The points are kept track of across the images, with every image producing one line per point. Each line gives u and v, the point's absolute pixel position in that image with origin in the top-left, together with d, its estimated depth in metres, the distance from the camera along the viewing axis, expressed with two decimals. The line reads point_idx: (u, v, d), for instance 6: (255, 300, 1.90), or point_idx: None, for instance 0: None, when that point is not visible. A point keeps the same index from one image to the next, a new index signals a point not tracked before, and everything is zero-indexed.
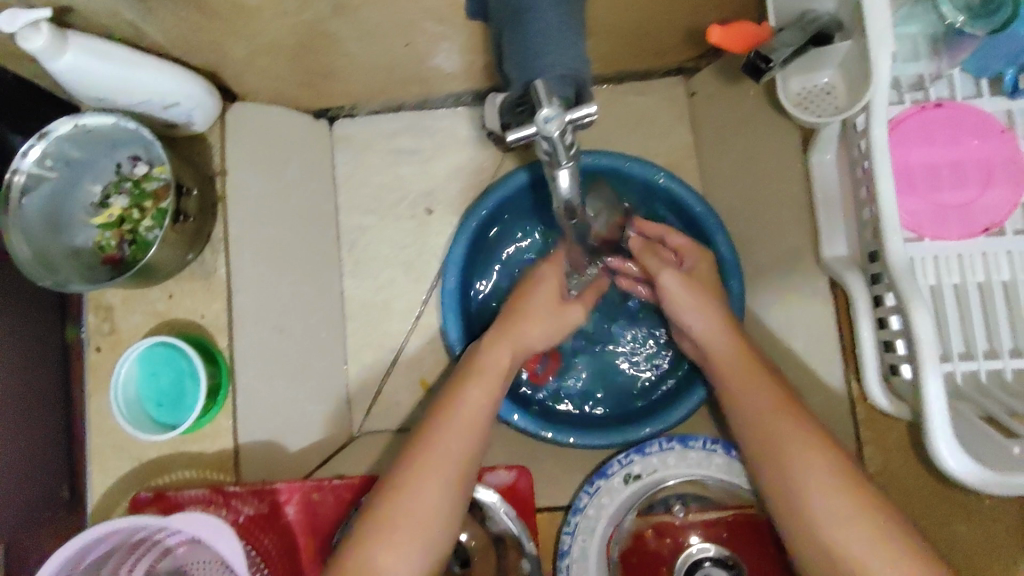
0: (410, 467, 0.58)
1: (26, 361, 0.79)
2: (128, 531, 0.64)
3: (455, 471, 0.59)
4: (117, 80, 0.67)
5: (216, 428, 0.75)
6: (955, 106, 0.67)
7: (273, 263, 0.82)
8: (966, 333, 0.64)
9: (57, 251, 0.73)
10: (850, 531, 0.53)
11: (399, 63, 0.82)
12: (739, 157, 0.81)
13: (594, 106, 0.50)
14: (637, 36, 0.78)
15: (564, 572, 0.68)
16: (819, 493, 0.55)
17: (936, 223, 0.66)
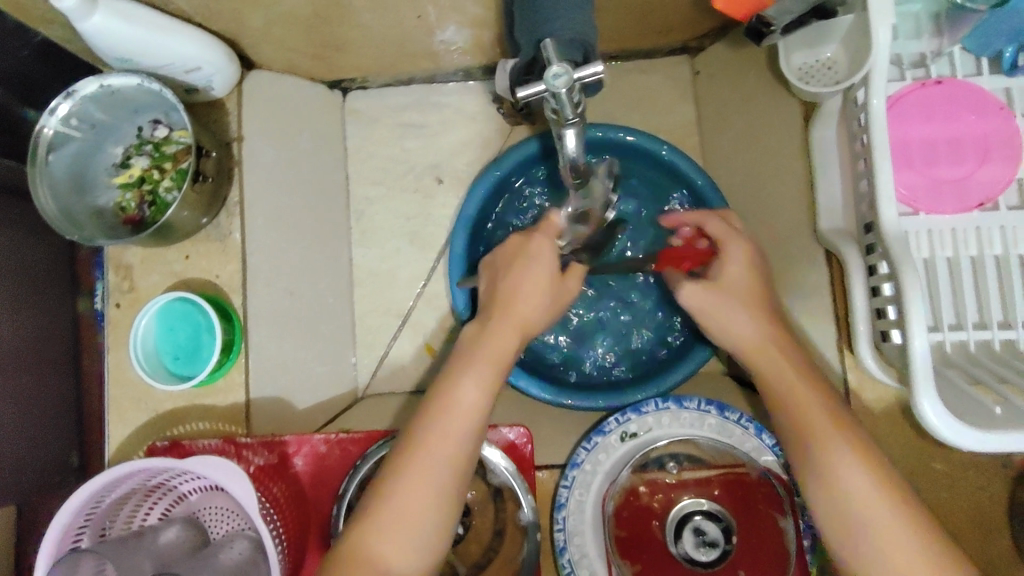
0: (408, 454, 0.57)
1: (43, 331, 0.85)
2: (146, 474, 0.68)
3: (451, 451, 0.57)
4: (142, 42, 0.69)
5: (229, 383, 0.78)
6: (953, 83, 0.69)
7: (284, 228, 0.85)
8: (958, 305, 0.66)
9: (81, 208, 0.76)
10: (884, 524, 0.53)
11: (410, 37, 0.84)
12: (741, 135, 0.83)
13: (600, 66, 0.52)
14: (644, 12, 0.80)
15: (560, 523, 0.71)
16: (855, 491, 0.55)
17: (931, 198, 0.67)
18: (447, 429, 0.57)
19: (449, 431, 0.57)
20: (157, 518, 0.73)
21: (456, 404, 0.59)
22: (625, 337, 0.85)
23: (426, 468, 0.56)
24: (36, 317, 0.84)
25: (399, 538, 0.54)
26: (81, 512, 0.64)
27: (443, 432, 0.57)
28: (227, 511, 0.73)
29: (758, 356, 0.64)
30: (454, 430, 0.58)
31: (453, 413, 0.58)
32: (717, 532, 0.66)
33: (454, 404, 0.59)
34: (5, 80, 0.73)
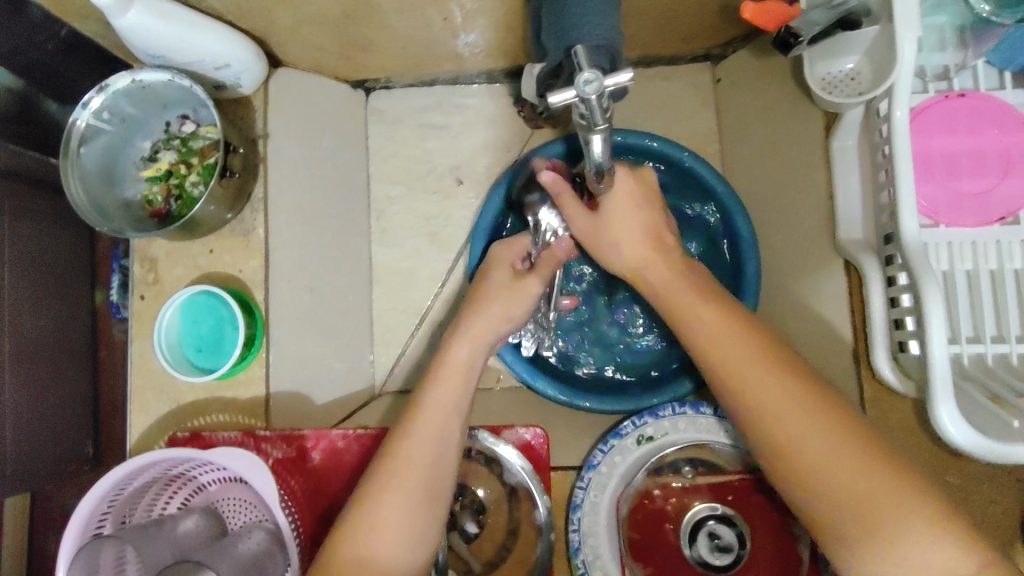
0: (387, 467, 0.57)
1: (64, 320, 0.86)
2: (167, 464, 0.69)
3: (430, 456, 0.58)
4: (174, 38, 0.70)
5: (249, 376, 0.79)
6: (977, 97, 0.69)
7: (306, 226, 0.86)
8: (976, 318, 0.66)
9: (110, 200, 0.78)
10: (886, 503, 0.51)
11: (434, 38, 0.85)
12: (761, 143, 0.83)
13: (630, 72, 0.52)
14: (668, 20, 0.81)
15: (575, 523, 0.71)
16: (854, 475, 0.52)
17: (952, 211, 0.68)
18: (430, 430, 0.59)
19: (420, 443, 0.58)
20: (177, 508, 0.73)
21: (438, 404, 0.60)
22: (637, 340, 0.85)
23: (416, 467, 0.57)
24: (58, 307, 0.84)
25: (390, 546, 0.55)
26: (104, 500, 0.66)
27: (427, 433, 0.59)
28: (244, 502, 0.73)
29: (678, 293, 0.64)
30: (435, 444, 0.59)
31: (432, 426, 0.59)
32: (731, 536, 0.67)
33: (435, 405, 0.60)
34: (30, 72, 0.73)
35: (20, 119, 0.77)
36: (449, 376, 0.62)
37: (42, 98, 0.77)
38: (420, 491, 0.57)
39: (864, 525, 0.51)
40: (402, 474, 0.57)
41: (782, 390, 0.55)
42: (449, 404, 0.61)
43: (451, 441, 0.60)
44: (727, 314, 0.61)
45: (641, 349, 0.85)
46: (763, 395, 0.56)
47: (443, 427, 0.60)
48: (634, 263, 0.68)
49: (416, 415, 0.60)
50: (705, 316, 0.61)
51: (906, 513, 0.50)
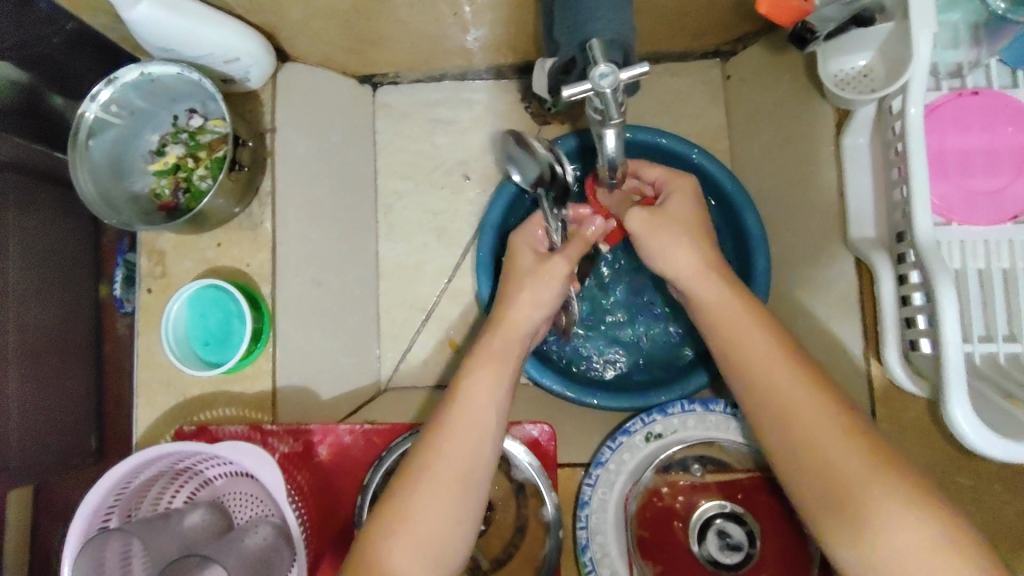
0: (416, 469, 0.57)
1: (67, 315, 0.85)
2: (174, 458, 0.69)
3: (461, 463, 0.57)
4: (185, 31, 0.70)
5: (257, 370, 0.79)
6: (991, 94, 0.68)
7: (313, 220, 0.85)
8: (988, 318, 0.65)
9: (118, 194, 0.78)
10: (895, 503, 0.50)
11: (443, 33, 0.85)
12: (771, 140, 0.82)
13: (647, 66, 0.51)
14: (678, 16, 0.80)
15: (583, 520, 0.71)
16: (866, 476, 0.51)
17: (965, 208, 0.67)
18: (462, 434, 0.58)
19: (450, 449, 0.57)
20: (183, 502, 0.73)
21: (476, 401, 0.60)
22: (644, 337, 0.85)
23: (449, 467, 0.56)
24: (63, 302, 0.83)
25: (412, 553, 0.54)
26: (111, 493, 0.66)
27: (462, 431, 0.58)
28: (250, 497, 0.73)
29: (691, 289, 0.64)
30: (466, 450, 0.58)
31: (465, 433, 0.58)
32: (740, 535, 0.67)
33: (471, 403, 0.60)
34: (37, 66, 0.73)
35: (29, 115, 0.76)
36: (484, 372, 0.61)
37: (48, 93, 0.77)
38: (452, 493, 0.56)
39: (890, 532, 0.49)
40: (431, 478, 0.56)
41: (794, 388, 0.56)
42: (485, 401, 0.60)
43: (484, 444, 0.58)
44: (739, 309, 0.61)
45: (648, 346, 0.85)
46: (776, 396, 0.56)
47: (479, 426, 0.59)
48: (663, 265, 0.65)
49: (453, 413, 0.59)
50: (718, 311, 0.62)
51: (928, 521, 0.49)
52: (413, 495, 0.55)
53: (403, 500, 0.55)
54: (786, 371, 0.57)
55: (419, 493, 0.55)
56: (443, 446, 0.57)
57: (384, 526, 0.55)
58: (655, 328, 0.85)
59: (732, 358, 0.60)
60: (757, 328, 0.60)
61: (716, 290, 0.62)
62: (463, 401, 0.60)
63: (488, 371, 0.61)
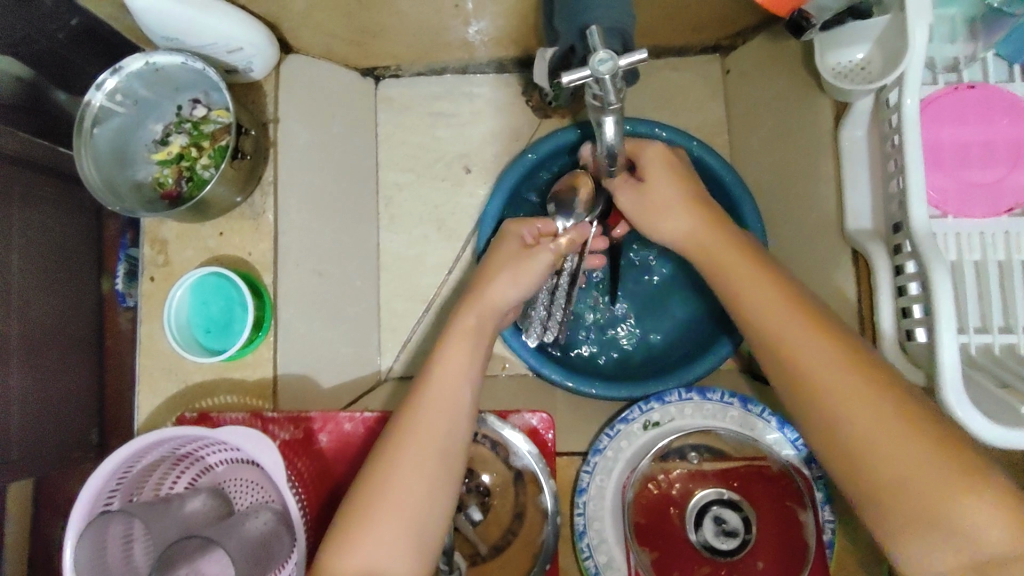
0: (394, 447, 0.57)
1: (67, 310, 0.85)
2: (174, 443, 0.69)
3: (436, 437, 0.58)
4: (189, 21, 0.71)
5: (258, 358, 0.80)
6: (987, 88, 0.69)
7: (314, 211, 0.86)
8: (984, 310, 0.66)
9: (122, 182, 0.78)
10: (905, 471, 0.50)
11: (444, 26, 0.86)
12: (769, 133, 0.83)
13: (643, 54, 0.51)
14: (676, 9, 0.82)
15: (580, 508, 0.72)
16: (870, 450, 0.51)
17: (961, 201, 0.68)
18: (434, 413, 0.59)
19: (426, 427, 0.58)
20: (184, 487, 0.74)
21: (438, 402, 0.59)
22: (633, 306, 0.87)
23: (418, 468, 0.56)
24: (63, 294, 0.82)
25: (394, 531, 0.54)
26: (113, 477, 0.66)
27: (436, 417, 0.59)
28: (251, 483, 0.74)
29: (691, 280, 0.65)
30: (438, 427, 0.58)
31: (433, 409, 0.59)
32: (736, 521, 0.67)
33: (435, 401, 0.60)
34: (37, 60, 0.74)
35: (31, 109, 0.77)
36: (444, 373, 0.61)
37: (49, 88, 0.77)
38: (431, 470, 0.57)
39: (905, 516, 0.49)
40: (409, 456, 0.57)
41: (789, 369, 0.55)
42: (455, 378, 0.61)
43: (457, 418, 0.60)
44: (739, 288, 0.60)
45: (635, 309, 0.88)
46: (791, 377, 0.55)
47: (452, 410, 0.59)
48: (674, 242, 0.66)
49: (427, 394, 0.60)
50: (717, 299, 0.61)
51: (950, 498, 0.48)
52: (395, 489, 0.55)
53: (375, 506, 0.55)
54: (802, 338, 0.55)
55: (399, 470, 0.56)
56: (416, 433, 0.58)
57: (370, 505, 0.55)
58: (647, 297, 0.87)
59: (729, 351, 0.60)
60: (769, 303, 0.58)
61: (714, 278, 0.63)
62: (425, 401, 0.59)
63: (455, 362, 0.62)
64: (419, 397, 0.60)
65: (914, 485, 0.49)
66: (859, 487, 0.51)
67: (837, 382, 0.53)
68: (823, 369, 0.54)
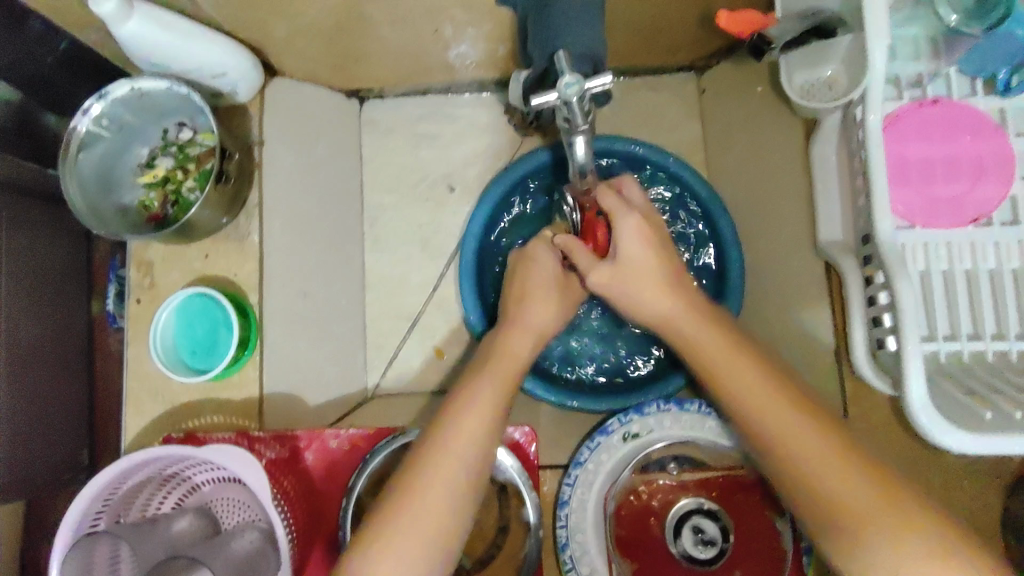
0: (401, 495, 0.57)
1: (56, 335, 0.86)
2: (161, 463, 0.70)
3: (450, 481, 0.57)
4: (172, 47, 0.72)
5: (243, 378, 0.80)
6: (950, 104, 0.71)
7: (299, 232, 0.87)
8: (953, 319, 0.68)
9: (108, 206, 0.80)
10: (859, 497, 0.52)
11: (425, 49, 0.88)
12: (743, 151, 0.86)
13: (609, 77, 0.53)
14: (651, 32, 0.84)
15: (563, 521, 0.72)
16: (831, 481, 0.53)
17: (927, 213, 0.70)
18: (445, 459, 0.58)
19: (438, 472, 0.57)
20: (171, 507, 0.75)
21: (436, 478, 0.57)
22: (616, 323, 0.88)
23: (429, 515, 0.56)
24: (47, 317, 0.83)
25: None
26: (99, 497, 0.67)
27: (448, 464, 0.57)
28: (239, 502, 0.74)
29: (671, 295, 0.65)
30: (452, 474, 0.57)
31: (450, 455, 0.58)
32: (715, 530, 0.68)
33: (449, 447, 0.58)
34: (27, 84, 0.75)
35: (21, 132, 0.78)
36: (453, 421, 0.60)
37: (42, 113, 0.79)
38: (440, 516, 0.56)
39: (882, 534, 0.51)
40: (419, 502, 0.56)
41: (760, 410, 0.57)
42: (474, 424, 0.60)
43: (470, 461, 0.58)
44: (703, 331, 0.61)
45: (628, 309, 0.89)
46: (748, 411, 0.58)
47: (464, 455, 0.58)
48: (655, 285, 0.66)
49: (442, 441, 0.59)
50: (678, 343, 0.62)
51: (897, 523, 0.51)
52: (405, 537, 0.55)
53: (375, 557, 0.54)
54: (758, 385, 0.58)
55: (411, 518, 0.55)
56: (429, 480, 0.57)
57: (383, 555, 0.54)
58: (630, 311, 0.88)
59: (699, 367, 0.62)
60: None
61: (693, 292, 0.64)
62: (431, 451, 0.58)
63: (475, 408, 0.60)
64: (432, 442, 0.59)
65: (871, 504, 0.52)
66: (829, 517, 0.53)
67: (786, 418, 0.56)
68: (778, 410, 0.56)
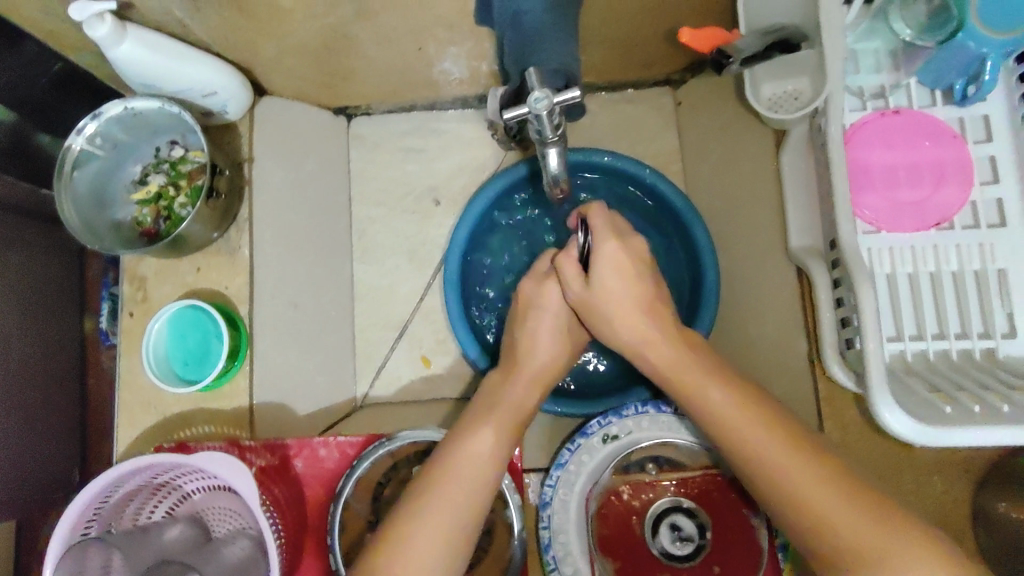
0: (401, 521, 0.59)
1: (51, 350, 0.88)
2: (153, 471, 0.71)
3: (449, 507, 0.60)
4: (164, 68, 0.75)
5: (234, 389, 0.82)
6: (912, 113, 0.74)
7: (289, 246, 0.89)
8: (919, 319, 0.70)
9: (102, 221, 0.82)
10: (841, 508, 0.54)
11: (410, 67, 0.91)
12: (718, 161, 0.88)
13: (578, 91, 0.57)
14: (627, 48, 0.87)
15: (545, 522, 0.72)
16: (812, 491, 0.55)
17: (892, 218, 0.73)
18: (448, 488, 0.60)
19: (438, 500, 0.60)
20: (162, 515, 0.76)
21: (438, 504, 0.59)
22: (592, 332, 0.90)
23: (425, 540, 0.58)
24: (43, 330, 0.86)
25: None
26: (92, 504, 0.68)
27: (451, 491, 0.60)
28: (229, 510, 0.76)
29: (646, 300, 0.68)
30: (456, 503, 0.60)
31: (454, 483, 0.61)
32: (691, 527, 0.71)
33: (452, 476, 0.61)
34: (25, 105, 0.78)
35: (17, 151, 0.81)
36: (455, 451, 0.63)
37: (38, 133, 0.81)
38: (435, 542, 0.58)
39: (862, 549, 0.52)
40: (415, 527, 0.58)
41: (756, 441, 0.59)
42: (477, 455, 0.63)
43: (475, 490, 0.61)
44: (689, 360, 0.65)
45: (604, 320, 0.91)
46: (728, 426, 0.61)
47: (468, 485, 0.61)
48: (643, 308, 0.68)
49: (446, 469, 0.62)
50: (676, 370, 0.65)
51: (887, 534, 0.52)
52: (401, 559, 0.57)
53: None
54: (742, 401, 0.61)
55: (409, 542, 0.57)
56: (429, 507, 0.59)
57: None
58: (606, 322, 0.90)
59: (676, 370, 0.65)
60: None
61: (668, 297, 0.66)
62: (435, 480, 0.61)
63: (482, 442, 0.63)
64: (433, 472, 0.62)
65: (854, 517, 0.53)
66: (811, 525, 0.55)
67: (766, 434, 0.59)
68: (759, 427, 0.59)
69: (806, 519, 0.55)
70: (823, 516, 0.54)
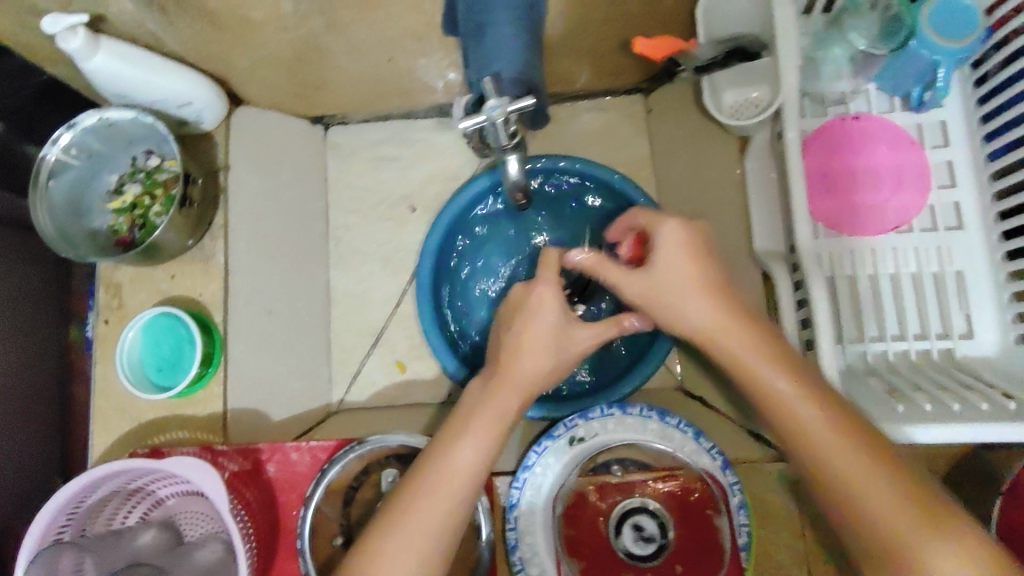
0: (380, 532, 0.59)
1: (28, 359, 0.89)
2: (126, 477, 0.72)
3: (428, 513, 0.60)
4: (138, 79, 0.76)
5: (208, 395, 0.83)
6: (870, 119, 0.76)
7: (264, 253, 0.91)
8: (879, 320, 0.72)
9: (78, 230, 0.83)
10: (884, 495, 0.54)
11: (383, 77, 0.92)
12: (685, 167, 0.90)
13: (534, 100, 0.59)
14: (595, 57, 0.89)
15: (511, 521, 0.76)
16: (855, 475, 0.55)
17: (852, 221, 0.74)
18: (426, 495, 0.60)
19: (416, 507, 0.60)
20: (136, 521, 0.76)
21: (417, 515, 0.59)
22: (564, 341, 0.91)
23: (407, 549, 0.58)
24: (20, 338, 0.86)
25: None
26: (64, 510, 0.68)
27: (431, 500, 0.60)
28: (203, 515, 0.77)
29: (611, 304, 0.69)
30: (435, 510, 0.60)
31: (435, 490, 0.60)
32: (654, 527, 0.71)
33: (434, 485, 0.61)
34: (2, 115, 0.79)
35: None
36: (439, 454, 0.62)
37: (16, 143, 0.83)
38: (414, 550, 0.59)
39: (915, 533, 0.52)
40: (394, 537, 0.59)
41: (810, 423, 0.57)
42: (453, 458, 0.62)
43: (455, 494, 0.61)
44: (741, 327, 0.61)
45: None
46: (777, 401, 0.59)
47: (449, 492, 0.60)
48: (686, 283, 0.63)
49: (425, 477, 0.61)
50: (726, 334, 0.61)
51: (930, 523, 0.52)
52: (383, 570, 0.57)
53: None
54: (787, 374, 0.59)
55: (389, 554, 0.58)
56: (408, 515, 0.59)
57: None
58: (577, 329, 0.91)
59: None
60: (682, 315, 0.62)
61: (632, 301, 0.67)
62: (413, 487, 0.61)
63: (475, 450, 0.62)
64: (417, 477, 0.61)
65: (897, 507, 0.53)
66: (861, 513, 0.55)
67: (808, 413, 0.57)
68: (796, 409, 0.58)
69: (855, 505, 0.55)
70: (864, 505, 0.54)
